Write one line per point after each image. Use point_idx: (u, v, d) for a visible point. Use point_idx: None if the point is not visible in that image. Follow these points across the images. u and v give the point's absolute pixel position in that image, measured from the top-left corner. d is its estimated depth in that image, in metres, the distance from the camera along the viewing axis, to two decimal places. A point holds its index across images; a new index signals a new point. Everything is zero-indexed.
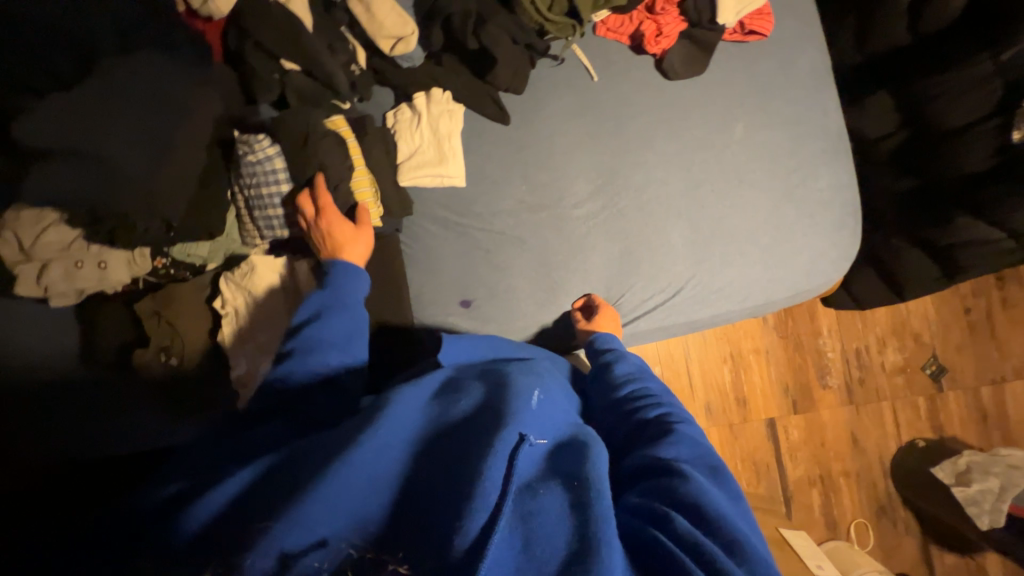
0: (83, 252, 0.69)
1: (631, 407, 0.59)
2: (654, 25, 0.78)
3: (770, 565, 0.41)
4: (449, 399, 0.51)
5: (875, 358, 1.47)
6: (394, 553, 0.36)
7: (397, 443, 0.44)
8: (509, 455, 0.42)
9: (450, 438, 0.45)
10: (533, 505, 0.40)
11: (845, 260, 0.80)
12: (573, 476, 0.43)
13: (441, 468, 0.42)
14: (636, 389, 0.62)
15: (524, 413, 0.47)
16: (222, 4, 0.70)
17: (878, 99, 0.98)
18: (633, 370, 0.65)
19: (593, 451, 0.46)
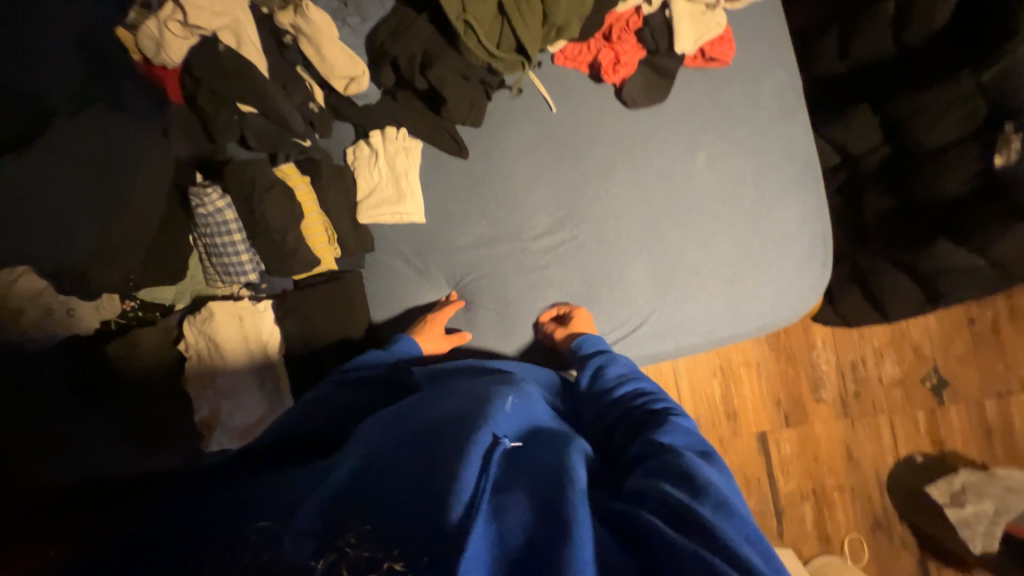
0: (53, 300, 0.71)
1: (625, 405, 0.59)
2: (612, 53, 0.74)
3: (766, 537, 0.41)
4: (423, 410, 0.52)
5: (872, 370, 1.42)
6: (388, 552, 0.36)
7: (371, 452, 0.45)
8: (486, 453, 0.42)
9: (425, 434, 0.45)
10: (513, 488, 0.40)
11: (812, 291, 0.79)
12: (552, 462, 0.43)
13: (414, 459, 0.43)
14: (629, 388, 0.63)
15: (499, 416, 0.47)
16: (174, 52, 0.70)
17: (860, 114, 0.94)
18: (623, 368, 0.66)
19: (573, 450, 0.46)
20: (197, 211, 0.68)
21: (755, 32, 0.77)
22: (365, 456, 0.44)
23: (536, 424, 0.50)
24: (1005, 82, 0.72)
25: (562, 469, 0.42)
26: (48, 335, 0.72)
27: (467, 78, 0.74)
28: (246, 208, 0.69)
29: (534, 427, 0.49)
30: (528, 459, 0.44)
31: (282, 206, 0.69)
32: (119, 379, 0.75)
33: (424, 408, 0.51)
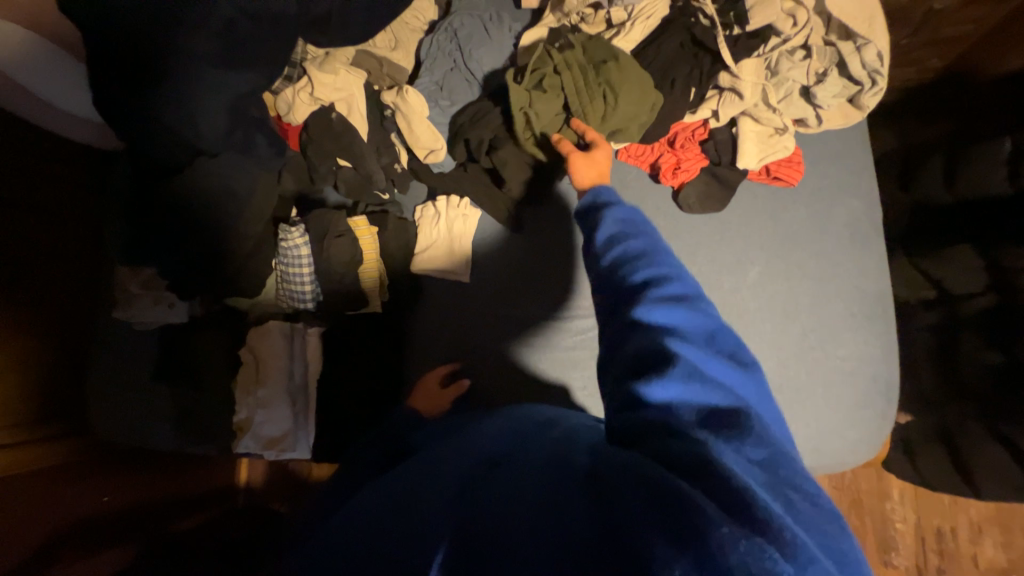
0: (164, 293, 0.87)
1: (603, 294, 0.52)
2: (673, 158, 0.76)
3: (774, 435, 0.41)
4: (432, 451, 0.55)
5: (963, 546, 1.17)
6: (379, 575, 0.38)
7: (369, 501, 0.49)
8: (468, 475, 0.46)
9: (410, 475, 0.50)
10: (487, 498, 0.41)
11: (864, 444, 0.71)
12: (522, 470, 0.44)
13: (400, 492, 0.46)
14: (616, 261, 0.52)
15: (484, 446, 0.51)
16: (299, 114, 0.85)
17: (958, 252, 0.85)
18: (617, 235, 0.54)
19: (555, 451, 0.47)
20: (282, 245, 0.79)
21: (831, 159, 0.75)
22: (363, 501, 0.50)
23: (526, 439, 0.51)
24: None
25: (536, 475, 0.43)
26: (152, 321, 0.87)
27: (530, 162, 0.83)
28: (319, 248, 0.79)
29: (523, 443, 0.50)
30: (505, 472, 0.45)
31: (346, 249, 0.80)
32: (188, 369, 0.88)
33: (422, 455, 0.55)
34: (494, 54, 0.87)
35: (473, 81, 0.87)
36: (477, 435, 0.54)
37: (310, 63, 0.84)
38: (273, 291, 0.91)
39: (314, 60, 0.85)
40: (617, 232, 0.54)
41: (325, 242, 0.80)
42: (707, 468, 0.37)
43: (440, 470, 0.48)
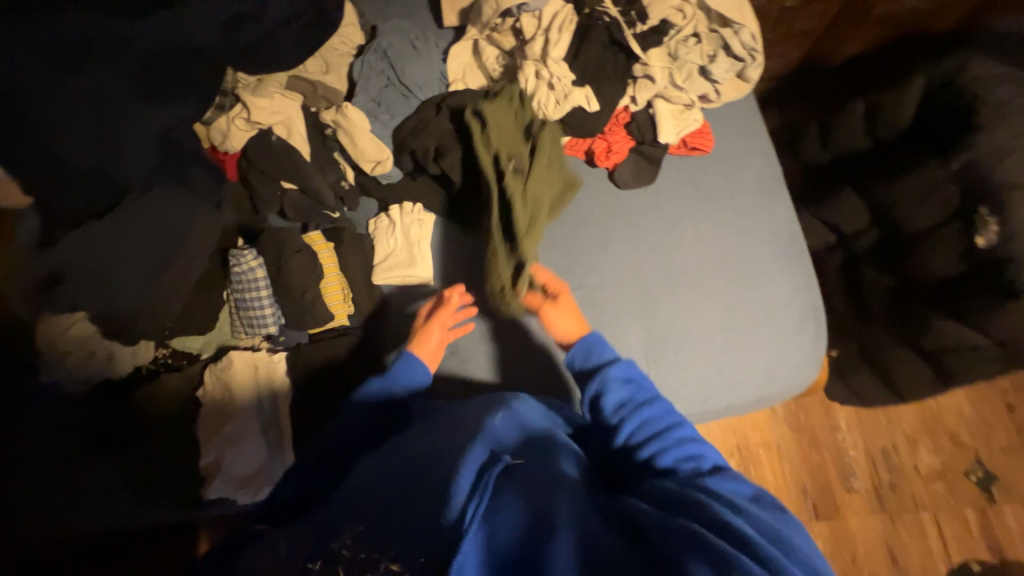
0: (97, 344, 0.79)
1: (626, 451, 0.63)
2: (604, 143, 0.85)
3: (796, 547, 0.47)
4: (426, 430, 0.63)
5: (906, 459, 1.30)
6: (385, 553, 0.47)
7: (376, 486, 0.55)
8: (481, 466, 0.54)
9: (424, 464, 0.56)
10: (505, 494, 0.51)
11: (810, 366, 0.78)
12: (565, 491, 0.52)
13: (426, 488, 0.52)
14: (631, 421, 0.64)
15: (491, 433, 0.60)
16: (236, 141, 0.85)
17: (846, 197, 0.99)
18: (623, 392, 0.67)
19: (562, 458, 0.58)
20: (234, 270, 0.78)
21: (732, 127, 0.87)
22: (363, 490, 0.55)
23: (519, 441, 0.60)
24: (972, 172, 0.75)
25: (549, 474, 0.54)
26: (88, 377, 0.79)
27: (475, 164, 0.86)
28: (273, 267, 0.78)
29: (517, 440, 0.60)
30: (544, 482, 0.52)
31: (304, 267, 0.79)
32: (142, 422, 0.82)
33: (427, 433, 0.63)
34: (424, 68, 0.92)
35: (409, 95, 0.91)
36: (485, 425, 0.61)
37: (243, 90, 0.85)
38: (228, 325, 0.86)
39: (246, 86, 0.86)
40: (628, 379, 0.68)
41: (280, 262, 0.78)
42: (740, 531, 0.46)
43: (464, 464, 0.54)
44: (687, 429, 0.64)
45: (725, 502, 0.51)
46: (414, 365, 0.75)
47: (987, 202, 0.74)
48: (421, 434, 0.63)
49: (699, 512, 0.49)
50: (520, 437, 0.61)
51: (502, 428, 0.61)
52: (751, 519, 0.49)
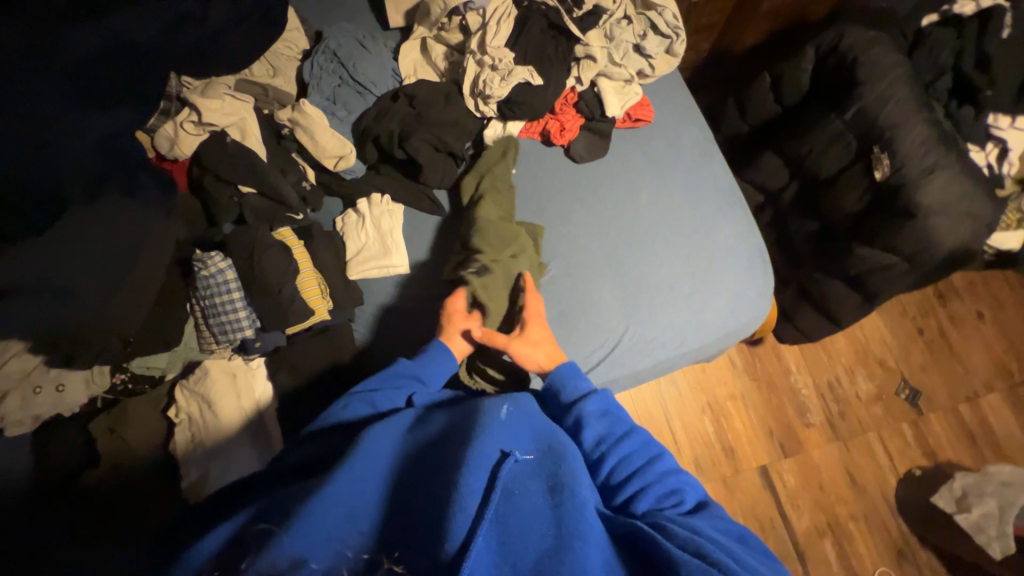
0: (43, 377, 0.72)
1: (608, 481, 0.62)
2: (557, 122, 0.92)
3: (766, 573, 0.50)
4: (421, 429, 0.60)
5: (848, 388, 1.46)
6: (390, 554, 0.44)
7: (371, 477, 0.51)
8: (492, 471, 0.51)
9: (429, 467, 0.53)
10: (507, 514, 0.48)
11: (764, 297, 0.88)
12: (583, 500, 0.51)
13: (438, 488, 0.49)
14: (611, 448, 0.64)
15: (495, 425, 0.56)
16: (186, 146, 0.82)
17: (767, 158, 1.13)
18: (602, 420, 0.66)
19: (569, 458, 0.57)
20: (199, 274, 0.75)
21: (667, 99, 0.97)
22: (360, 480, 0.50)
23: (519, 438, 0.58)
24: (862, 120, 0.90)
25: (559, 480, 0.52)
26: (38, 413, 0.72)
27: (438, 150, 0.89)
28: (243, 266, 0.75)
29: (520, 440, 0.58)
30: (563, 491, 0.51)
31: (279, 258, 0.76)
32: (105, 454, 0.74)
33: (429, 430, 0.60)
34: (376, 65, 0.94)
35: (364, 92, 0.93)
36: (491, 418, 0.57)
37: (190, 93, 0.82)
38: (195, 338, 0.81)
39: (193, 90, 0.84)
40: (604, 408, 0.67)
41: (252, 260, 0.76)
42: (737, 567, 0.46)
43: (475, 463, 0.50)
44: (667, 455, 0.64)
45: (711, 538, 0.52)
46: (441, 357, 0.75)
47: (879, 142, 0.88)
48: (423, 432, 0.60)
49: (697, 545, 0.48)
50: (529, 435, 0.60)
51: (511, 421, 0.59)
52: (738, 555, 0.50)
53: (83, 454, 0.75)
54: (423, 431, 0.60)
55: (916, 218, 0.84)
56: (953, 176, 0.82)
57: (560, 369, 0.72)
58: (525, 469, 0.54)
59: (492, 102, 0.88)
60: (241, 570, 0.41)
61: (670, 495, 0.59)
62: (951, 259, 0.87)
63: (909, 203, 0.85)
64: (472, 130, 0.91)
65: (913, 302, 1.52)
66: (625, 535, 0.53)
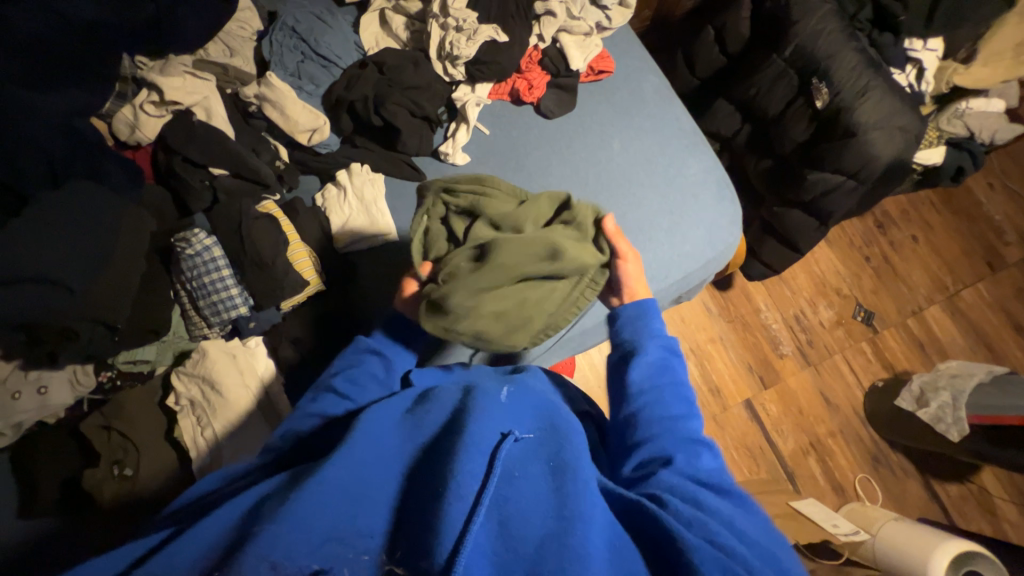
0: (22, 382, 0.68)
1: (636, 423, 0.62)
2: (525, 81, 0.95)
3: (768, 552, 0.48)
4: (419, 414, 0.59)
5: (813, 318, 1.58)
6: (391, 556, 0.41)
7: (371, 463, 0.49)
8: (491, 452, 0.49)
9: (429, 457, 0.51)
10: (507, 498, 0.46)
11: (734, 224, 0.95)
12: (586, 480, 0.50)
13: (437, 474, 0.47)
14: (651, 394, 0.63)
15: (494, 407, 0.56)
16: (149, 130, 0.78)
17: (719, 106, 1.21)
18: (650, 364, 0.66)
19: (567, 439, 0.56)
20: (182, 255, 0.74)
21: (625, 51, 1.02)
22: (357, 471, 0.47)
23: (518, 420, 0.57)
24: (800, 55, 0.99)
25: (562, 461, 0.52)
26: (20, 419, 0.68)
27: (414, 114, 0.89)
28: (232, 245, 0.75)
29: (524, 424, 0.57)
30: (565, 473, 0.50)
31: (268, 231, 0.75)
32: (103, 452, 0.71)
33: (425, 421, 0.57)
34: (338, 38, 0.93)
35: (329, 65, 0.92)
36: (490, 403, 0.57)
37: (147, 73, 0.79)
38: (183, 327, 0.78)
39: (150, 69, 0.80)
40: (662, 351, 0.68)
41: (241, 234, 0.75)
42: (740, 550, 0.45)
43: (472, 448, 0.48)
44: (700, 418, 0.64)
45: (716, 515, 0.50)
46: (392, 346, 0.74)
47: (817, 73, 0.97)
48: (417, 424, 0.57)
49: (702, 525, 0.47)
50: (529, 414, 0.60)
51: (509, 403, 0.59)
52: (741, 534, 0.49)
53: (79, 456, 0.73)
54: (432, 416, 0.58)
55: (856, 137, 0.94)
56: (882, 95, 0.93)
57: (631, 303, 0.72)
58: (525, 450, 0.53)
59: (460, 64, 0.90)
60: (270, 523, 0.39)
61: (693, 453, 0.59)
62: (888, 171, 0.97)
63: (850, 123, 0.94)
64: (443, 93, 0.92)
65: (858, 233, 1.66)
66: (627, 511, 0.51)
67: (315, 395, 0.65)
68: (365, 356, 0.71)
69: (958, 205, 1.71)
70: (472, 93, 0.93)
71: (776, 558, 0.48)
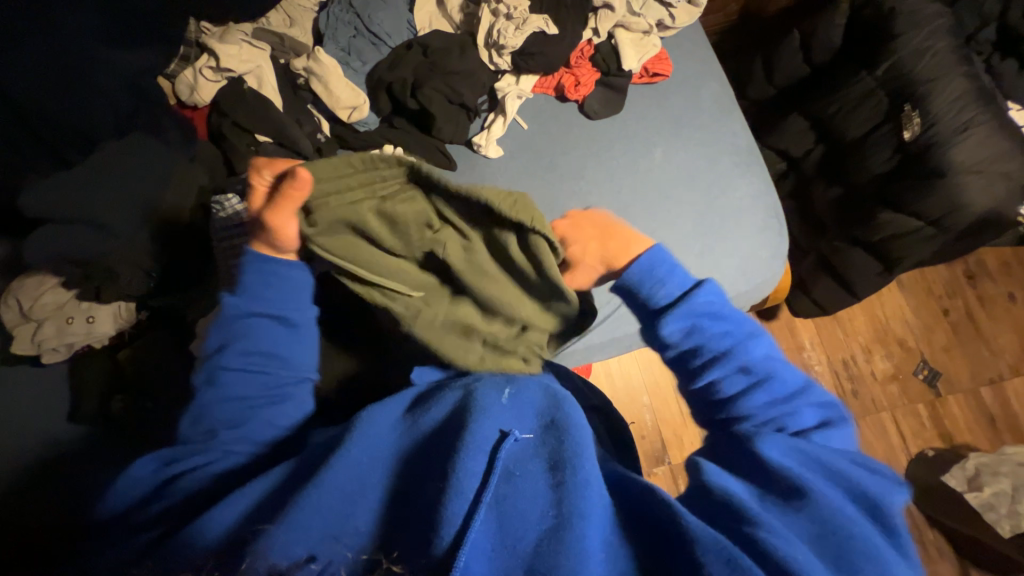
0: (76, 308, 0.77)
1: (701, 393, 0.57)
2: (572, 77, 0.90)
3: (863, 545, 0.40)
4: (418, 412, 0.58)
5: (864, 367, 1.42)
6: (388, 553, 0.43)
7: (368, 460, 0.51)
8: (490, 450, 0.49)
9: (421, 459, 0.51)
10: (508, 493, 0.47)
11: (776, 258, 0.86)
12: (590, 474, 0.48)
13: (429, 477, 0.48)
14: (700, 359, 0.57)
15: (494, 408, 0.54)
16: (205, 94, 0.84)
17: (792, 121, 1.09)
18: (686, 325, 0.57)
19: (573, 432, 0.53)
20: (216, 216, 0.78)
21: (688, 53, 0.93)
22: (354, 467, 0.50)
23: (520, 415, 0.56)
24: (895, 76, 0.86)
25: (564, 452, 0.50)
26: (69, 341, 0.77)
27: (451, 102, 0.88)
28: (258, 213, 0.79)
29: (528, 416, 0.57)
30: (564, 469, 0.48)
31: None
32: (130, 381, 0.82)
33: (420, 415, 0.58)
34: (391, 16, 0.93)
35: (378, 43, 0.93)
36: (490, 402, 0.55)
37: (208, 38, 0.84)
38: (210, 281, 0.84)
39: (212, 35, 0.85)
40: (690, 321, 0.57)
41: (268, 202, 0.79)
42: (791, 537, 0.40)
43: (476, 446, 0.49)
44: (772, 383, 0.55)
45: (778, 483, 0.45)
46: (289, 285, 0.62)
47: (911, 99, 0.84)
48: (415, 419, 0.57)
49: (741, 504, 0.44)
50: (531, 413, 0.57)
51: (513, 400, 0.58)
52: (803, 506, 0.43)
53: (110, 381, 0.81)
54: (435, 408, 0.58)
55: (945, 178, 0.81)
56: (989, 132, 0.79)
57: (639, 262, 0.59)
58: (525, 447, 0.52)
59: (506, 54, 0.87)
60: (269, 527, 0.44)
61: (759, 424, 0.53)
62: (978, 224, 0.84)
63: (939, 162, 0.81)
64: (485, 82, 0.90)
65: (940, 281, 1.46)
66: (641, 499, 0.48)
67: (210, 377, 0.61)
68: (249, 322, 0.61)
69: None
70: (515, 84, 0.90)
71: (866, 549, 0.40)
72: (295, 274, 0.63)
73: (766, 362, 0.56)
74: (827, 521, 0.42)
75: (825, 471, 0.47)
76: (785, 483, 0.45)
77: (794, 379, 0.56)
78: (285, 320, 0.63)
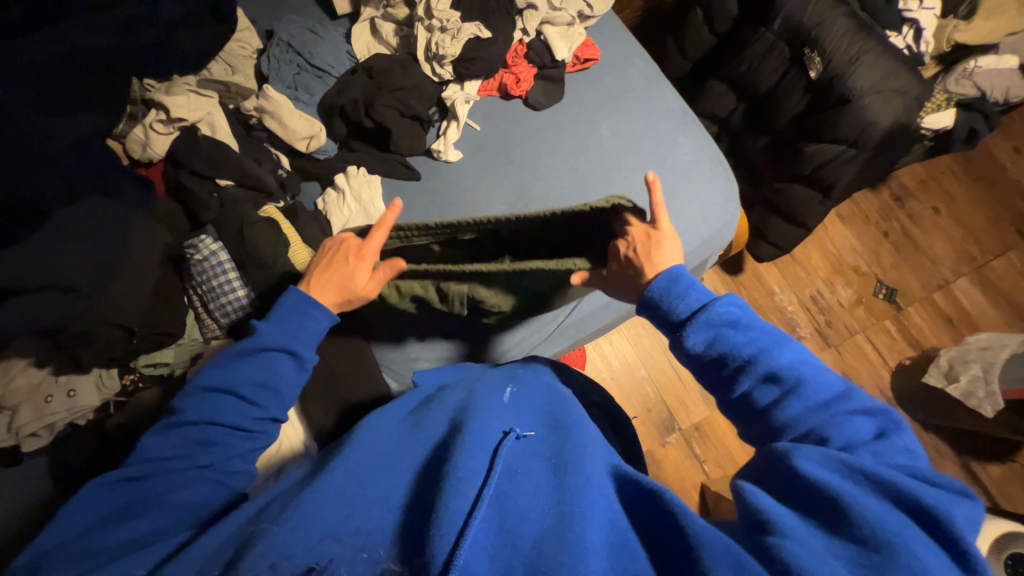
0: (53, 385, 0.75)
1: (738, 402, 0.59)
2: (512, 75, 0.97)
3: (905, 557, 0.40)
4: (419, 421, 0.63)
5: (830, 297, 1.53)
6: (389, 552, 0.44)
7: (365, 462, 0.54)
8: (492, 449, 0.52)
9: (431, 464, 0.53)
10: (510, 492, 0.49)
11: (728, 201, 0.93)
12: (587, 476, 0.51)
13: (444, 462, 0.51)
14: (728, 370, 0.59)
15: (481, 412, 0.58)
16: (158, 147, 0.84)
17: (714, 87, 1.20)
18: (710, 335, 0.60)
19: (572, 437, 0.58)
20: (193, 259, 0.80)
21: (609, 39, 1.03)
22: (353, 472, 0.52)
23: (516, 421, 0.61)
24: (790, 25, 0.97)
25: (567, 460, 0.54)
26: (49, 420, 0.74)
27: (404, 115, 0.92)
28: (236, 247, 0.80)
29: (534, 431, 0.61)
30: (566, 471, 0.52)
31: (267, 236, 0.81)
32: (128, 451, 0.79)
33: (421, 425, 0.62)
34: (331, 49, 0.98)
35: (323, 75, 0.98)
36: (485, 408, 0.60)
37: (155, 94, 0.85)
38: (196, 330, 0.84)
39: (157, 90, 0.86)
40: (711, 332, 0.60)
41: (245, 235, 0.80)
42: (816, 549, 0.41)
43: (473, 446, 0.52)
44: (806, 390, 0.54)
45: (819, 497, 0.46)
46: (303, 309, 0.69)
47: (807, 43, 0.96)
48: (416, 424, 0.62)
49: (772, 518, 0.45)
50: (532, 413, 0.65)
51: (511, 403, 0.65)
52: (844, 521, 0.44)
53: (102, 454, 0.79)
54: (436, 424, 0.61)
55: (852, 103, 0.92)
56: (875, 59, 0.91)
57: (660, 279, 0.65)
58: (523, 451, 0.55)
59: (447, 63, 0.93)
60: (271, 529, 0.44)
61: (799, 435, 0.53)
62: (889, 138, 0.95)
63: (844, 90, 0.92)
64: (432, 93, 0.95)
65: (873, 208, 1.60)
66: (648, 496, 0.51)
67: (200, 402, 0.61)
68: (271, 357, 0.65)
69: (981, 173, 1.63)
70: (460, 91, 0.95)
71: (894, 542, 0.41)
72: (322, 321, 0.70)
73: (796, 368, 0.56)
74: (868, 538, 0.42)
75: (869, 480, 0.46)
76: (823, 493, 0.46)
77: (834, 386, 0.55)
78: (302, 355, 0.67)
